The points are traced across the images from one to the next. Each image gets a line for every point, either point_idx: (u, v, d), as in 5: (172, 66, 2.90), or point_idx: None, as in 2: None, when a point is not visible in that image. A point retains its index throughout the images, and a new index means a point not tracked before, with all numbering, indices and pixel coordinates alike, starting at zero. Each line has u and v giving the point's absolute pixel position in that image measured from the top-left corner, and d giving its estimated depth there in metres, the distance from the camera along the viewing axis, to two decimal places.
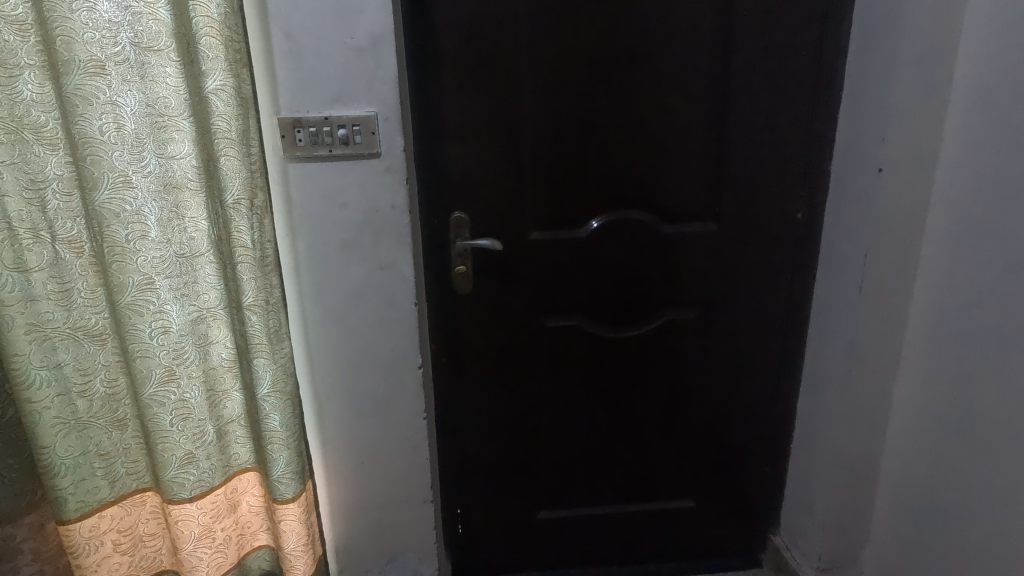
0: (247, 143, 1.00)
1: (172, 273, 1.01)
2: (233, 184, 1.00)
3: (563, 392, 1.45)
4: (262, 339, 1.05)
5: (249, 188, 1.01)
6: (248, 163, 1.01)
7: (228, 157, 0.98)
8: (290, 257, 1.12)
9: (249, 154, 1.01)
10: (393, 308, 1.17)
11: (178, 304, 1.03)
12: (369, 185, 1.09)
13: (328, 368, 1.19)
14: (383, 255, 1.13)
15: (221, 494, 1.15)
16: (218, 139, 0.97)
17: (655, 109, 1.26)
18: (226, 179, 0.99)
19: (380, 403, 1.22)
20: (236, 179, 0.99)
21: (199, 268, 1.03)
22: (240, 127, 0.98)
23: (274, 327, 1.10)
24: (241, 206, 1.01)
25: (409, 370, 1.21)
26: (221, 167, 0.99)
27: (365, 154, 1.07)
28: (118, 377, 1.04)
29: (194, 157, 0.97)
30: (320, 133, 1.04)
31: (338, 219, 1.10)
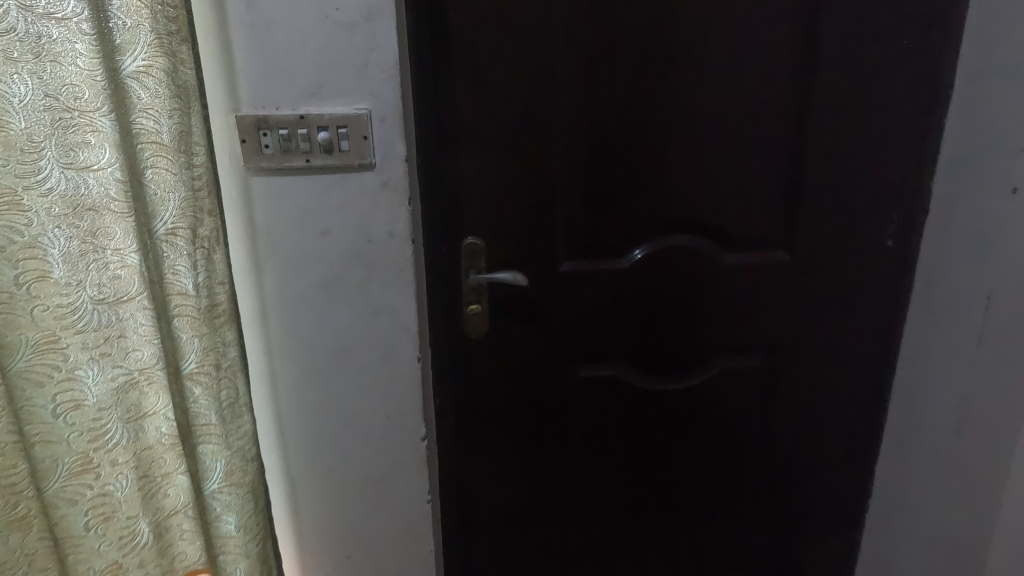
0: (188, 148, 0.73)
1: (88, 326, 0.74)
2: (165, 205, 0.72)
3: (596, 456, 1.19)
4: (210, 420, 0.74)
5: (193, 211, 0.74)
6: (190, 177, 0.74)
7: (157, 169, 0.71)
8: (253, 302, 0.84)
9: (192, 164, 0.74)
10: (389, 366, 0.90)
11: (96, 367, 0.75)
12: (359, 205, 0.82)
13: (304, 442, 0.91)
14: (377, 297, 0.86)
15: None
16: (143, 142, 0.71)
17: (721, 110, 1.00)
18: (157, 200, 0.72)
19: (371, 485, 0.95)
20: (172, 197, 0.73)
21: (126, 318, 0.76)
22: (175, 127, 0.72)
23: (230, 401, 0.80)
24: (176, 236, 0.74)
25: (410, 442, 0.94)
26: (150, 182, 0.72)
27: (354, 165, 0.80)
28: (16, 464, 0.70)
29: (115, 168, 0.70)
30: (294, 137, 0.78)
31: (318, 250, 0.83)
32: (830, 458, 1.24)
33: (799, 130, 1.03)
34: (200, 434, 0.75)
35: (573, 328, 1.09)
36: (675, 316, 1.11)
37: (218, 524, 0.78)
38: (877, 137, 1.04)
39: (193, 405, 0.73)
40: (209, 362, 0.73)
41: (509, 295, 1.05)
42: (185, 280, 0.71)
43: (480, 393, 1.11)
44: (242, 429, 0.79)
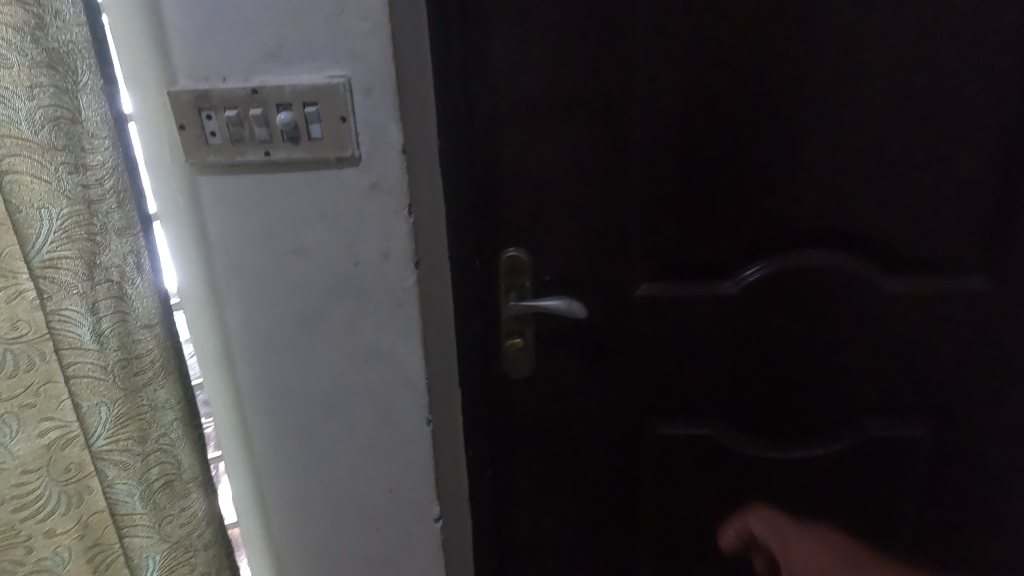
0: (74, 141, 0.46)
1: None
2: (35, 226, 0.45)
3: (672, 537, 0.89)
4: (135, 509, 0.54)
5: (86, 231, 0.48)
6: (82, 183, 0.47)
7: (24, 173, 0.44)
8: (215, 339, 0.65)
9: (84, 165, 0.47)
10: (391, 426, 0.68)
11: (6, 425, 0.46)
12: (342, 215, 0.59)
13: (286, 510, 0.72)
14: (371, 338, 0.64)
15: None
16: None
17: (908, 65, 0.63)
18: (17, 218, 0.44)
19: (373, 565, 0.75)
20: (46, 211, 0.45)
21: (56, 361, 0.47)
22: (52, 108, 0.45)
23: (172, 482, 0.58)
24: (66, 275, 0.47)
25: (420, 521, 0.72)
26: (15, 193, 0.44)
27: (330, 159, 0.57)
28: None
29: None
30: (246, 120, 0.55)
31: (291, 276, 0.62)
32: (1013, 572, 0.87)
33: None
34: (122, 527, 0.54)
35: (647, 372, 0.80)
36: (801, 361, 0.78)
37: None
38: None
39: (108, 494, 0.53)
40: (125, 439, 0.52)
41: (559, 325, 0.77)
42: (79, 331, 0.48)
43: (522, 454, 0.84)
44: (186, 513, 0.59)
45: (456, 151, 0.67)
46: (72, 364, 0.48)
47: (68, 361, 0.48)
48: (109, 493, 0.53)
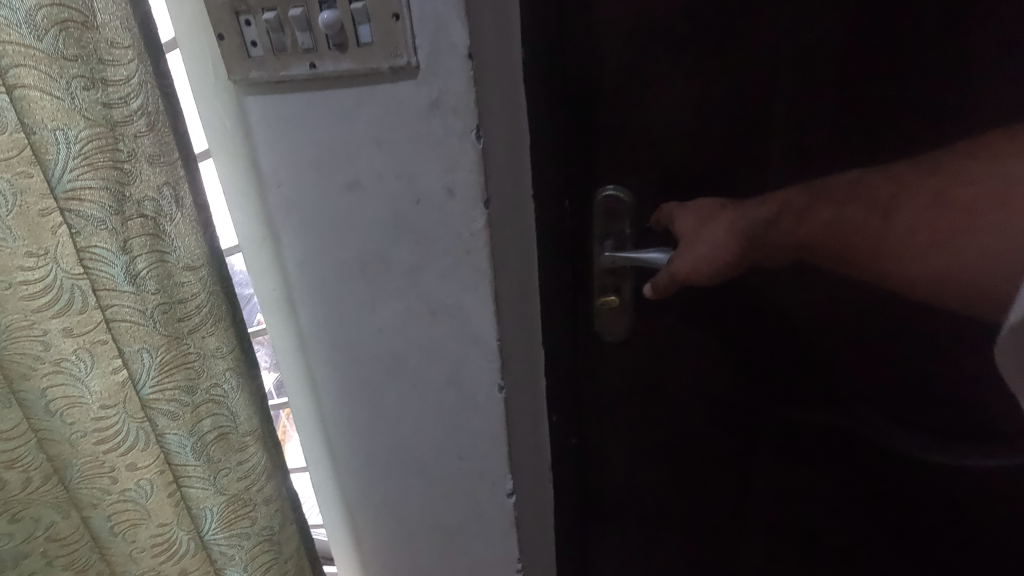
0: (89, 50, 0.40)
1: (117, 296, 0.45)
2: (54, 151, 0.40)
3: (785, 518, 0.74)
4: (188, 459, 0.52)
5: (112, 157, 0.42)
6: (103, 102, 0.41)
7: (34, 87, 0.38)
8: (278, 280, 0.61)
9: (104, 80, 0.41)
10: (458, 390, 0.59)
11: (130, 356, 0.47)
12: (399, 141, 0.49)
13: (354, 463, 0.69)
14: (435, 290, 0.55)
15: None
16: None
17: None
18: (35, 140, 0.39)
19: (442, 533, 0.69)
20: (60, 134, 0.40)
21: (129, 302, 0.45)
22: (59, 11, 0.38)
23: (229, 433, 0.54)
24: (92, 205, 0.42)
25: (493, 495, 0.64)
26: (27, 111, 0.38)
27: (382, 70, 0.46)
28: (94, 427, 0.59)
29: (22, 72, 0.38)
30: (286, 24, 0.46)
31: (346, 215, 0.53)
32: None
33: None
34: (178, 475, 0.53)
35: (751, 328, 0.62)
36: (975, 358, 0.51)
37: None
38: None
39: (160, 441, 0.50)
40: (171, 387, 0.49)
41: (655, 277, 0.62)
42: (113, 270, 0.44)
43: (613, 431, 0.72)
44: (245, 466, 0.56)
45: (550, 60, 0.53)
46: (113, 301, 0.45)
47: (107, 301, 0.45)
48: (164, 437, 0.50)
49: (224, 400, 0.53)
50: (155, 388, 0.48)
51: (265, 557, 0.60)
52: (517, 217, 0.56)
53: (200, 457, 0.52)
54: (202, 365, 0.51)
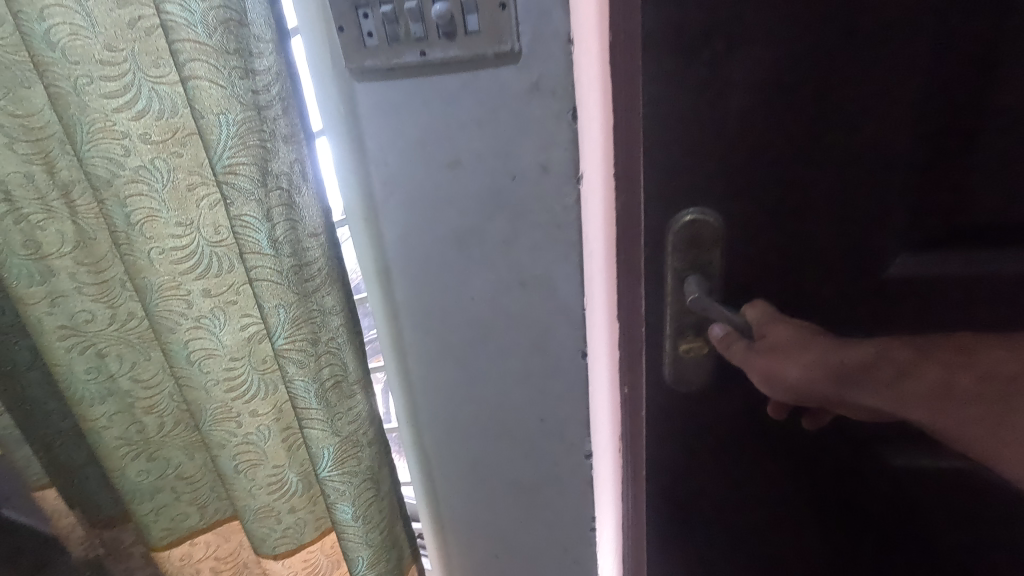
0: (243, 44, 0.47)
1: (263, 263, 0.52)
2: (216, 132, 0.47)
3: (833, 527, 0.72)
4: (310, 404, 0.59)
5: (259, 137, 0.49)
6: (252, 89, 0.48)
7: (201, 78, 0.45)
8: (373, 254, 0.65)
9: (253, 71, 0.48)
10: (543, 354, 0.64)
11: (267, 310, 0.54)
12: (499, 121, 0.53)
13: (440, 426, 0.74)
14: (526, 260, 0.59)
15: (318, 549, 0.87)
16: (176, 38, 0.43)
17: None
18: (201, 123, 0.46)
19: (520, 489, 0.75)
20: (222, 117, 0.46)
21: (261, 266, 0.52)
22: (225, 12, 0.45)
23: (337, 377, 0.61)
24: (242, 177, 0.49)
25: (572, 453, 0.70)
26: (195, 101, 0.45)
27: (488, 56, 0.51)
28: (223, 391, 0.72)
29: (195, 65, 0.44)
30: (401, 16, 0.51)
31: (444, 190, 0.59)
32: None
33: None
34: (301, 417, 0.60)
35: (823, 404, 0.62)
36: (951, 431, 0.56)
37: (334, 511, 0.65)
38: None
39: (289, 388, 0.57)
40: (300, 339, 0.56)
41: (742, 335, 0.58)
42: (257, 236, 0.51)
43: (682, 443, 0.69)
44: (353, 411, 0.64)
45: None
46: (251, 260, 0.52)
47: (251, 263, 0.52)
48: (291, 383, 0.57)
49: (335, 351, 0.61)
50: (286, 337, 0.55)
51: (371, 492, 0.68)
52: (596, 192, 0.59)
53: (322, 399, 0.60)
54: (323, 320, 0.58)
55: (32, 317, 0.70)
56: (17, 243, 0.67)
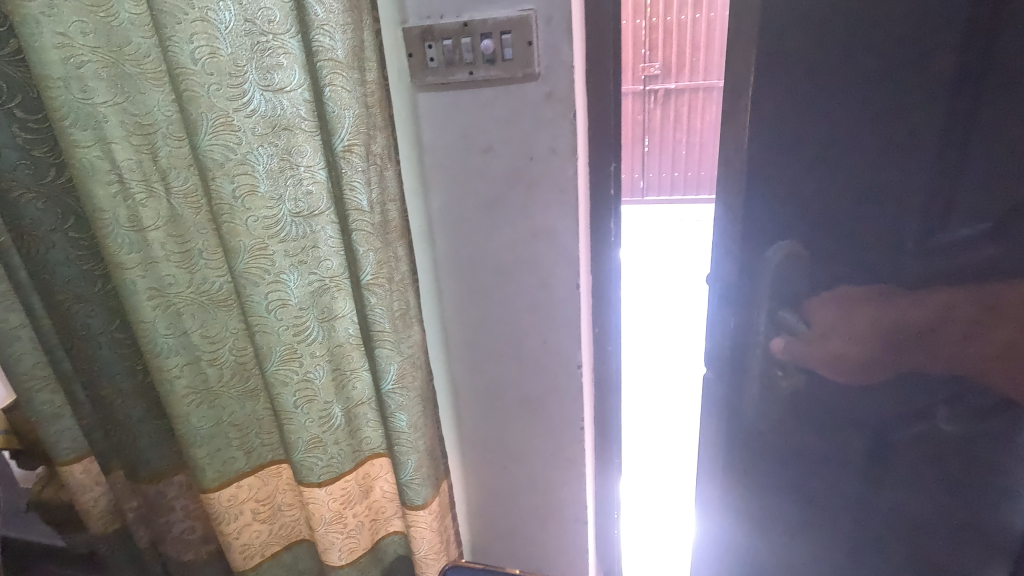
0: (361, 67, 0.72)
1: (360, 216, 0.75)
2: (342, 123, 0.71)
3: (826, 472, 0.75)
4: (384, 326, 0.81)
5: (366, 126, 0.73)
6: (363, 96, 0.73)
7: (336, 87, 0.69)
8: (422, 218, 0.88)
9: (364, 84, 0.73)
10: (547, 289, 0.88)
11: (361, 250, 0.76)
12: (522, 120, 0.78)
13: (466, 353, 0.97)
14: (539, 217, 0.83)
15: (353, 479, 1.04)
16: (322, 61, 0.68)
17: None
18: (333, 117, 0.70)
19: (527, 402, 0.98)
20: (347, 113, 0.71)
21: (359, 216, 0.75)
22: (350, 45, 0.69)
23: (401, 310, 0.84)
24: (354, 154, 0.73)
25: (566, 368, 0.93)
26: (329, 104, 0.70)
27: (517, 75, 0.75)
28: (290, 338, 0.88)
29: (334, 80, 0.69)
30: (459, 47, 0.75)
31: (477, 167, 0.82)
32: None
33: None
34: (376, 336, 0.81)
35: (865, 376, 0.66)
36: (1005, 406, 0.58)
37: (393, 418, 0.86)
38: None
39: (369, 312, 0.79)
40: (383, 274, 0.79)
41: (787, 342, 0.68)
42: (360, 197, 0.74)
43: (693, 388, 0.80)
44: (411, 337, 0.87)
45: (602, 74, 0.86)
46: (352, 214, 0.74)
47: (354, 217, 0.75)
48: (369, 310, 0.80)
49: (397, 289, 0.84)
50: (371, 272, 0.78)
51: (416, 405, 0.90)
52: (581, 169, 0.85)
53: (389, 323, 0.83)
54: (396, 263, 0.82)
55: (128, 280, 0.85)
56: (121, 217, 0.82)
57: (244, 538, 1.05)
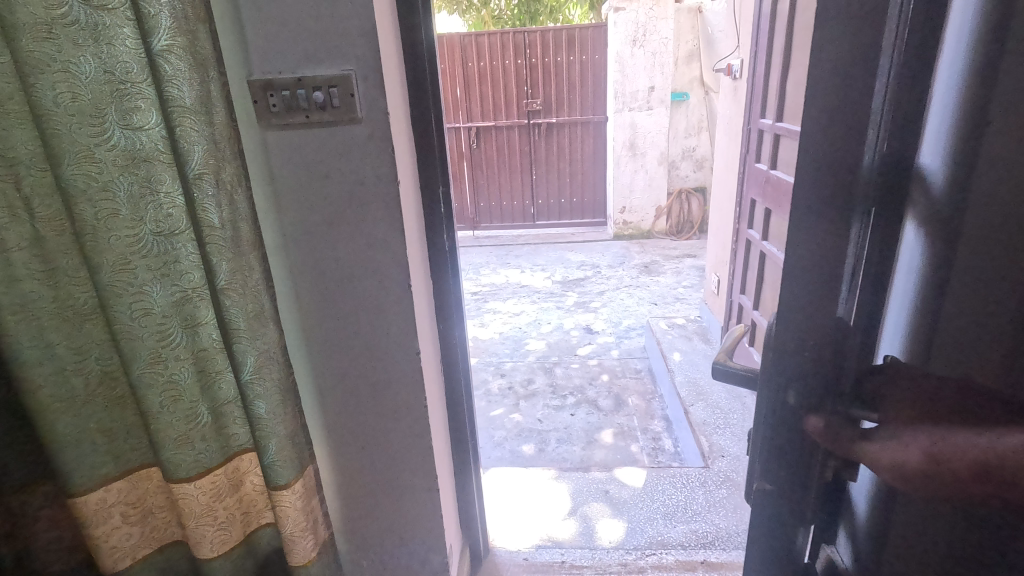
0: (210, 113, 0.91)
1: (213, 231, 0.93)
2: (192, 157, 0.90)
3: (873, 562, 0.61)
4: (240, 325, 0.99)
5: (214, 159, 0.92)
6: (212, 134, 0.92)
7: (185, 128, 0.88)
8: (276, 233, 1.07)
9: (213, 124, 0.92)
10: (383, 288, 1.09)
11: (217, 259, 0.94)
12: (352, 152, 1.01)
13: (322, 348, 1.15)
14: (372, 230, 1.05)
15: (221, 475, 1.08)
16: (173, 108, 0.87)
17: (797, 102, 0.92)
18: (185, 152, 0.89)
19: (378, 386, 1.17)
20: (196, 147, 0.89)
21: (213, 232, 0.93)
22: (197, 95, 0.89)
23: (255, 312, 1.01)
24: (205, 181, 0.91)
25: (406, 353, 1.14)
26: (181, 141, 0.88)
27: (343, 119, 0.98)
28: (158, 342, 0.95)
29: (186, 124, 0.88)
30: (296, 96, 0.97)
31: (320, 191, 1.04)
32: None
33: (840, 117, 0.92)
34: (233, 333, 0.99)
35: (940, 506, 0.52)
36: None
37: (253, 405, 1.03)
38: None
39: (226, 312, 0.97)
40: (236, 280, 0.97)
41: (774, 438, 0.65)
42: (212, 216, 0.93)
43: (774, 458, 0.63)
44: (267, 337, 1.04)
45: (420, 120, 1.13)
46: (207, 230, 0.93)
47: (208, 233, 0.93)
48: (224, 311, 0.98)
49: (252, 294, 1.01)
50: (224, 277, 0.96)
51: (275, 394, 1.06)
52: (406, 192, 1.09)
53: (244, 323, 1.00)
54: (248, 271, 0.99)
55: None
56: None
57: (114, 540, 1.10)
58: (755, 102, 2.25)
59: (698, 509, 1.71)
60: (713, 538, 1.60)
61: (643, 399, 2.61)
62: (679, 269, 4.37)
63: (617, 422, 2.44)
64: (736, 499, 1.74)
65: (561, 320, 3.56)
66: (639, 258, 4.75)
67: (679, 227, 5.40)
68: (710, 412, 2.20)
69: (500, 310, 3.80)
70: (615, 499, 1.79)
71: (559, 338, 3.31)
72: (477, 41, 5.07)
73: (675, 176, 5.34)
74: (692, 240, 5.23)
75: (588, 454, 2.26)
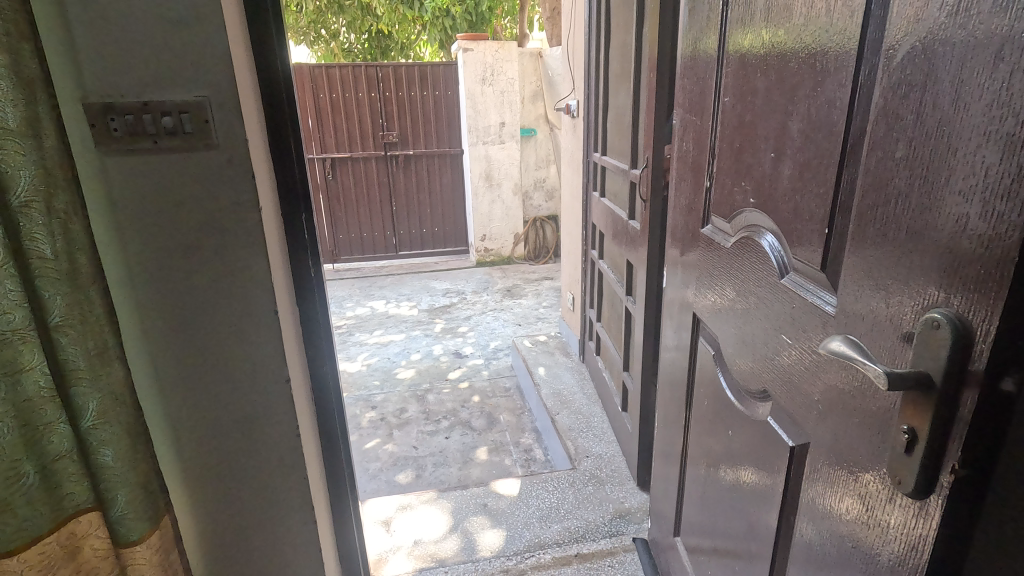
0: (39, 136, 0.84)
1: (46, 262, 0.85)
2: (18, 182, 0.81)
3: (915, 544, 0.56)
4: (80, 365, 0.90)
5: (45, 185, 0.84)
6: (41, 158, 0.84)
7: (8, 150, 0.80)
8: (120, 266, 1.00)
9: (42, 148, 0.84)
10: (246, 316, 1.07)
11: (50, 293, 0.86)
12: (208, 178, 0.99)
13: (178, 384, 1.08)
14: (233, 257, 1.03)
15: (54, 542, 0.90)
16: None
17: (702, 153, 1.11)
18: (8, 176, 0.80)
19: (243, 422, 1.13)
20: (22, 172, 0.81)
21: (42, 265, 0.84)
22: (22, 116, 0.81)
23: (98, 349, 0.93)
24: (33, 209, 0.83)
25: (274, 382, 1.11)
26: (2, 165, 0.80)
27: (199, 145, 0.97)
28: None
29: (9, 145, 0.80)
30: (141, 120, 0.93)
31: (173, 219, 0.99)
32: (672, 407, 1.41)
33: (699, 162, 1.13)
34: (72, 376, 0.89)
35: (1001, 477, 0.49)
36: (747, 412, 0.97)
37: (98, 455, 0.94)
38: (685, 109, 1.21)
39: (62, 353, 0.88)
40: (73, 317, 0.89)
41: (946, 443, 0.50)
42: (45, 247, 0.84)
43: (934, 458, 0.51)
44: (112, 376, 0.95)
45: (279, 147, 1.13)
46: (36, 261, 0.84)
47: (38, 265, 0.84)
48: (60, 350, 0.88)
49: (95, 330, 0.93)
50: (60, 313, 0.87)
51: (124, 439, 0.97)
52: (269, 219, 1.09)
53: (85, 362, 0.91)
54: (88, 305, 0.91)
55: None
56: None
57: None
58: (590, 138, 2.55)
59: (568, 508, 1.85)
60: (583, 531, 1.74)
61: (514, 415, 2.75)
62: (539, 291, 4.64)
63: (491, 439, 2.56)
64: (601, 493, 1.91)
65: (430, 347, 3.59)
66: (503, 283, 4.97)
67: (537, 252, 5.77)
68: (574, 417, 2.38)
69: (367, 341, 3.72)
70: (494, 510, 1.86)
71: (430, 365, 3.33)
72: (328, 73, 5.00)
73: (529, 206, 5.71)
74: (549, 264, 5.61)
75: (465, 474, 2.33)
